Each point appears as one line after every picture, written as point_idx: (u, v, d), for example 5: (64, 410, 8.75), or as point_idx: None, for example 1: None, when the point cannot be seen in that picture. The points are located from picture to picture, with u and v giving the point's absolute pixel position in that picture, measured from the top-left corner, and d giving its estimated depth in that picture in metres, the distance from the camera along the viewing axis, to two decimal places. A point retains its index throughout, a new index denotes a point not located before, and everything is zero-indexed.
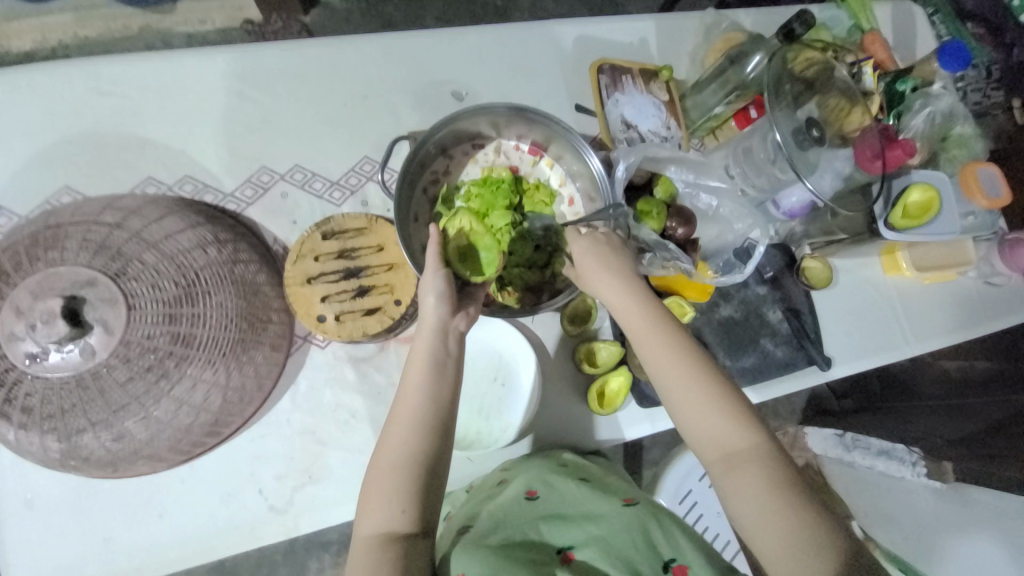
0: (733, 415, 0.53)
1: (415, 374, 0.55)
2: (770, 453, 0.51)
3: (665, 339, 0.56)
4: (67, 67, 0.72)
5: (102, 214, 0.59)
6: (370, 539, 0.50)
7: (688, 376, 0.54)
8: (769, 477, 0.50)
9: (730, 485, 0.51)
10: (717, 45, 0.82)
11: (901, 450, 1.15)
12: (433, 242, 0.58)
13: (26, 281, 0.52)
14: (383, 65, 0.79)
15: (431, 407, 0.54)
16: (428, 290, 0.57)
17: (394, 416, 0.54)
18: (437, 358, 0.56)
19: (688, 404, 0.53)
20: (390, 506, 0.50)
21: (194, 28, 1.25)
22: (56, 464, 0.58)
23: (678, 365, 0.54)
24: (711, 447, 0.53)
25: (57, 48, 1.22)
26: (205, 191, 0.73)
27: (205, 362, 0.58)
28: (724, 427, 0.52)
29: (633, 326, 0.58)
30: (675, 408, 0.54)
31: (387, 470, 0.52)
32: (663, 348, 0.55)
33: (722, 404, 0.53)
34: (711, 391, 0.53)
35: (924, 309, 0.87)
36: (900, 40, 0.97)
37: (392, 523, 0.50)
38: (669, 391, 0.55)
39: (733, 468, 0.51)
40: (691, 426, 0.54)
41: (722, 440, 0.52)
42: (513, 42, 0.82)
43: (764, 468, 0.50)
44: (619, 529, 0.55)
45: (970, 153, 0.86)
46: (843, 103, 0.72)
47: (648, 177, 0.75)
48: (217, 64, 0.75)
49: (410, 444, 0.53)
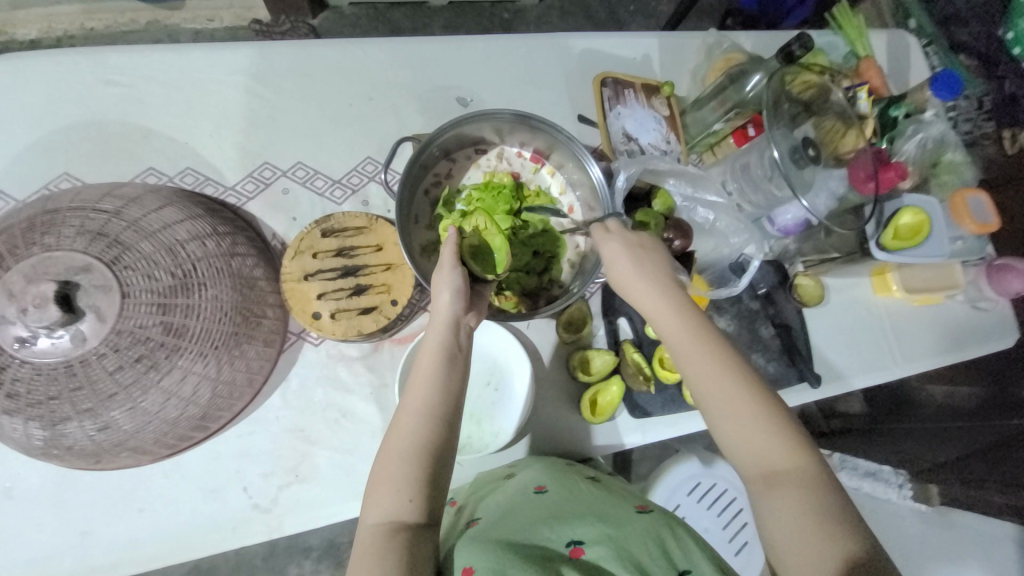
0: (775, 432, 0.52)
1: (426, 365, 0.55)
2: (816, 474, 0.50)
3: (705, 347, 0.55)
4: (74, 55, 0.73)
5: (102, 201, 0.58)
6: (377, 527, 0.49)
7: (730, 390, 0.53)
8: (811, 497, 0.49)
9: (768, 502, 0.50)
10: (717, 64, 0.84)
11: (887, 472, 1.20)
12: (451, 243, 0.58)
13: (20, 264, 0.51)
14: (390, 67, 0.80)
15: (439, 398, 0.54)
16: (443, 285, 0.57)
17: (403, 407, 0.54)
18: (448, 350, 0.56)
19: (728, 416, 0.53)
20: (397, 494, 0.50)
21: (202, 25, 1.26)
22: (37, 452, 0.57)
23: (719, 377, 0.54)
24: (749, 462, 0.52)
25: (63, 38, 1.22)
26: (205, 184, 0.73)
27: (196, 354, 0.57)
28: (767, 442, 0.52)
29: (672, 331, 0.57)
30: (714, 420, 0.54)
31: (395, 458, 0.51)
32: (705, 360, 0.55)
33: (765, 419, 0.52)
34: (751, 403, 0.53)
35: (913, 331, 0.89)
36: (894, 68, 1.00)
37: (399, 511, 0.49)
38: (707, 397, 0.54)
39: (772, 484, 0.50)
40: (729, 440, 0.53)
41: (762, 457, 0.51)
42: (519, 52, 0.83)
43: (806, 488, 0.49)
44: (638, 533, 0.56)
45: (960, 180, 0.88)
46: (838, 126, 0.74)
47: (647, 188, 0.76)
48: (225, 59, 0.76)
49: (421, 433, 0.52)
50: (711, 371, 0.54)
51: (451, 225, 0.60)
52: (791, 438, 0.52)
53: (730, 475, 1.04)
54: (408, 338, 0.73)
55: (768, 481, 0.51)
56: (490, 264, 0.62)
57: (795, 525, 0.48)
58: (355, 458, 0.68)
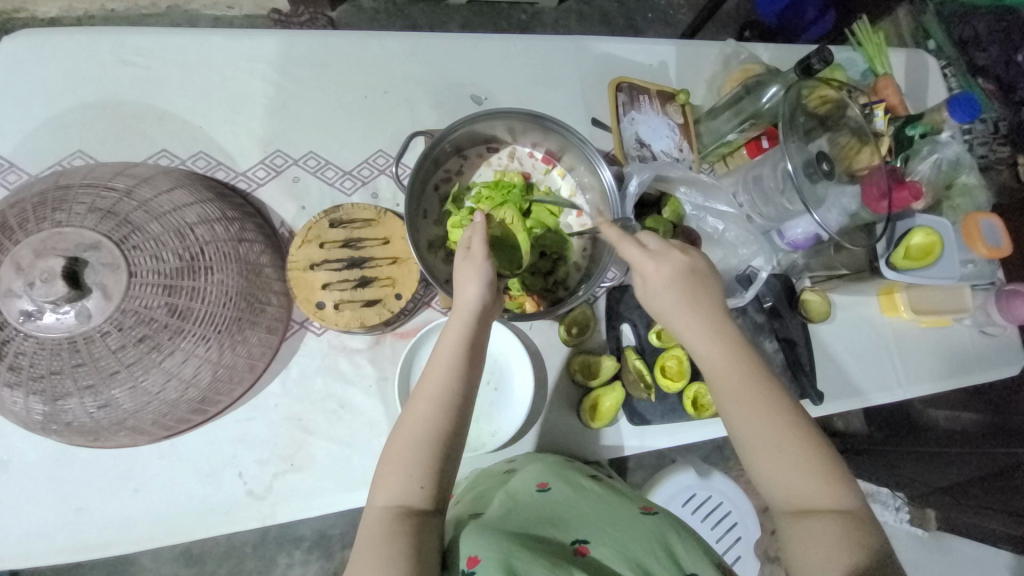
0: (810, 466, 0.52)
1: (446, 355, 0.55)
2: (844, 509, 0.51)
3: (747, 380, 0.53)
4: (94, 34, 0.73)
5: (113, 180, 0.59)
6: (388, 509, 0.50)
7: (770, 424, 0.52)
8: (843, 534, 0.49)
9: (799, 536, 0.50)
10: (734, 74, 0.84)
11: (885, 494, 1.22)
12: (479, 232, 0.58)
13: (30, 239, 0.52)
14: (406, 62, 0.80)
15: (452, 386, 0.54)
16: (468, 276, 0.56)
17: (417, 393, 0.54)
18: (470, 340, 0.55)
19: (766, 450, 0.52)
20: (408, 480, 0.51)
21: (222, 12, 1.28)
22: (36, 426, 0.57)
23: (758, 410, 0.53)
24: (782, 495, 0.52)
25: (84, 18, 1.23)
26: (217, 168, 0.73)
27: (198, 337, 0.57)
28: (801, 476, 0.51)
29: (713, 360, 0.55)
30: (747, 452, 0.53)
31: (407, 444, 0.52)
32: (745, 390, 0.53)
33: (801, 453, 0.52)
34: (789, 438, 0.52)
35: (919, 352, 0.88)
36: (912, 88, 0.99)
37: (410, 497, 0.51)
38: (745, 430, 0.53)
39: (804, 519, 0.50)
40: (763, 472, 0.52)
41: (796, 491, 0.51)
42: (536, 53, 0.83)
43: (839, 524, 0.49)
44: (641, 535, 0.56)
45: (974, 203, 0.88)
46: (853, 142, 0.73)
47: (658, 195, 0.77)
48: (242, 45, 0.76)
49: (434, 421, 0.53)
50: (750, 403, 0.53)
51: (479, 209, 0.60)
52: (827, 472, 0.52)
53: (726, 488, 1.03)
54: (410, 333, 0.73)
55: (800, 515, 0.51)
56: (507, 258, 0.65)
57: (826, 562, 0.48)
58: (351, 450, 0.68)
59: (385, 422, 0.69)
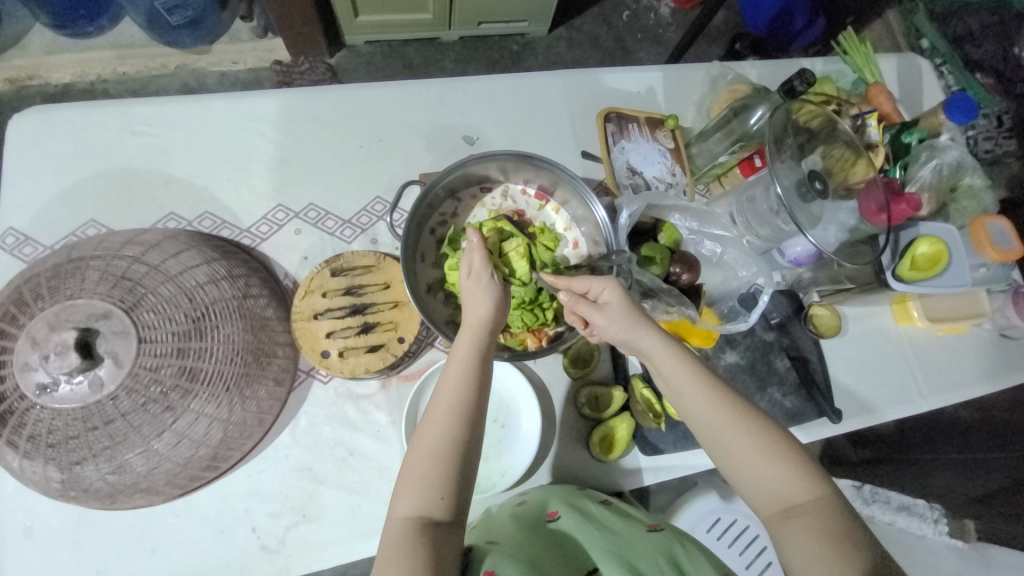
0: (786, 462, 0.54)
1: (455, 365, 0.57)
2: (822, 498, 0.52)
3: (704, 388, 0.57)
4: (103, 108, 0.77)
5: (123, 248, 0.61)
6: (410, 521, 0.51)
7: (739, 425, 0.55)
8: (826, 527, 0.50)
9: (784, 537, 0.51)
10: (722, 96, 0.85)
11: (923, 506, 1.08)
12: (477, 250, 0.61)
13: (45, 313, 0.54)
14: (399, 109, 0.82)
15: (466, 393, 0.56)
16: (477, 291, 0.60)
17: (434, 405, 0.56)
18: (483, 352, 0.58)
19: (738, 454, 0.55)
20: (428, 490, 0.52)
21: (227, 67, 1.34)
22: (55, 494, 0.58)
23: (725, 417, 0.56)
24: (766, 496, 0.54)
25: (96, 82, 1.31)
26: (222, 227, 0.76)
27: (208, 396, 0.59)
28: (779, 475, 0.53)
29: (670, 374, 0.59)
30: (722, 459, 0.56)
31: (427, 454, 0.53)
32: (709, 401, 0.57)
33: (773, 453, 0.54)
34: (756, 437, 0.55)
35: (941, 360, 0.85)
36: (907, 93, 0.98)
37: (431, 508, 0.51)
38: (716, 437, 0.56)
39: (790, 519, 0.52)
40: (742, 475, 0.55)
41: (775, 487, 0.53)
42: (524, 90, 0.85)
43: (822, 519, 0.51)
44: (652, 555, 0.56)
45: (981, 205, 0.85)
46: (847, 155, 0.73)
47: (653, 223, 0.77)
48: (241, 106, 0.79)
49: (450, 429, 0.54)
50: (714, 408, 0.56)
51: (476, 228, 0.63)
52: (801, 464, 0.54)
53: (750, 510, 0.99)
54: (415, 374, 0.74)
55: (784, 514, 0.52)
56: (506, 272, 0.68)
57: (815, 558, 0.49)
58: (362, 497, 0.68)
59: (395, 466, 0.69)
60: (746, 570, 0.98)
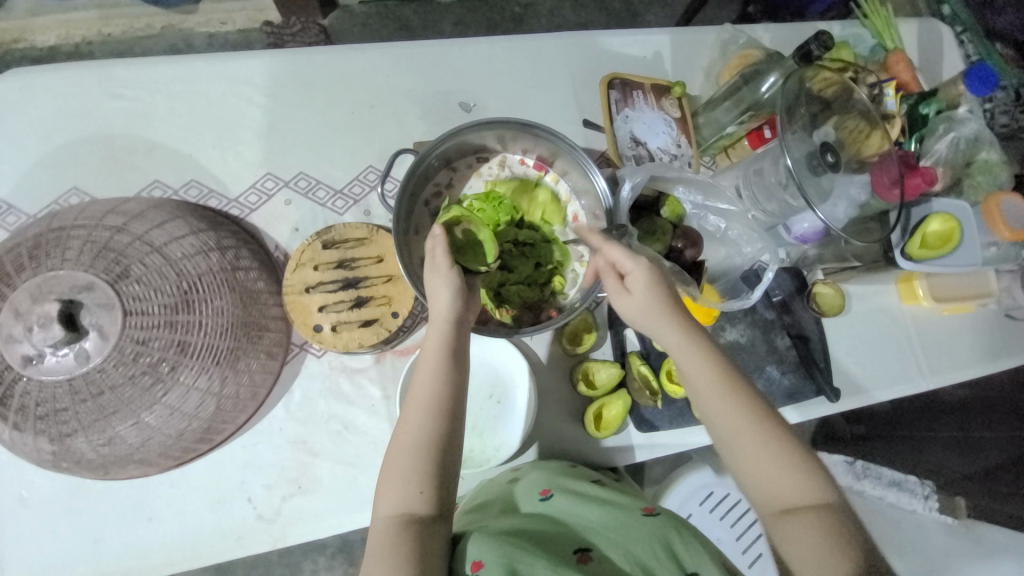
0: (791, 460, 0.53)
1: (426, 360, 0.57)
2: (824, 499, 0.52)
3: (721, 379, 0.56)
4: (81, 69, 0.73)
5: (106, 217, 0.59)
6: (392, 518, 0.51)
7: (748, 420, 0.54)
8: (825, 524, 0.50)
9: (785, 534, 0.51)
10: (732, 61, 0.80)
11: (914, 482, 1.10)
12: (438, 243, 0.58)
13: (27, 284, 0.53)
14: (391, 73, 0.78)
15: (439, 388, 0.55)
16: (440, 284, 0.58)
17: (409, 403, 0.55)
18: (451, 346, 0.57)
19: (747, 451, 0.54)
20: (406, 487, 0.51)
21: (215, 28, 1.28)
22: (49, 465, 0.58)
23: (737, 409, 0.55)
24: (768, 493, 0.53)
25: (81, 44, 1.25)
26: (210, 196, 0.73)
27: (197, 370, 0.58)
28: (783, 473, 0.53)
29: (688, 365, 0.57)
30: (728, 449, 0.55)
31: (404, 451, 0.53)
32: (722, 392, 0.55)
33: (779, 449, 0.53)
34: (765, 434, 0.54)
35: (943, 340, 0.84)
36: (926, 61, 0.93)
37: (411, 504, 0.51)
38: (725, 431, 0.55)
39: (791, 517, 0.51)
40: (746, 470, 0.54)
41: (780, 487, 0.52)
42: (524, 54, 0.81)
43: (823, 517, 0.50)
44: (642, 536, 0.56)
45: (996, 181, 0.82)
46: (862, 126, 0.70)
47: (656, 195, 0.73)
48: (225, 69, 0.75)
49: (424, 426, 0.54)
50: (726, 401, 0.55)
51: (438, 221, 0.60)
52: (804, 463, 0.53)
53: None
54: (410, 349, 0.73)
55: (786, 512, 0.52)
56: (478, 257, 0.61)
57: (813, 555, 0.49)
58: (357, 470, 0.68)
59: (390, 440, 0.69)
60: (736, 541, 1.00)
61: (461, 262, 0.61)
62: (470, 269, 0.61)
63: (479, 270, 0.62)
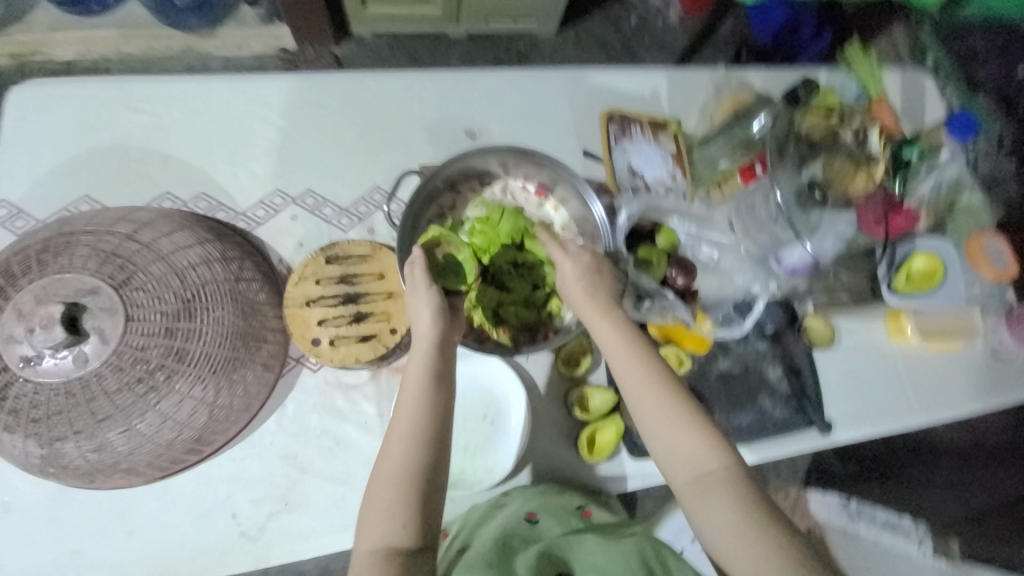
0: (704, 435, 0.55)
1: (410, 382, 0.57)
2: (734, 472, 0.53)
3: (641, 359, 0.58)
4: (102, 84, 0.76)
5: (116, 224, 0.60)
6: (374, 552, 0.50)
7: (664, 398, 0.56)
8: (737, 501, 0.51)
9: (701, 510, 0.52)
10: (725, 102, 0.85)
11: (908, 524, 1.02)
12: (418, 265, 0.61)
13: (33, 285, 0.54)
14: (401, 99, 0.82)
15: (422, 414, 0.55)
16: (422, 306, 0.60)
17: (391, 432, 0.55)
18: (436, 370, 0.57)
19: (663, 428, 0.55)
20: (389, 520, 0.51)
21: (232, 53, 1.33)
22: (34, 470, 0.57)
23: (654, 394, 0.56)
24: (684, 469, 0.54)
25: (99, 61, 1.30)
26: (218, 209, 0.75)
27: (194, 378, 0.58)
28: (697, 448, 0.54)
29: (612, 346, 0.59)
30: (646, 433, 0.56)
31: (385, 483, 0.53)
32: (641, 375, 0.57)
33: (692, 426, 0.55)
34: (681, 412, 0.55)
35: (933, 377, 0.85)
36: (909, 109, 0.99)
37: (393, 537, 0.50)
38: (644, 409, 0.56)
39: (705, 492, 0.52)
40: (663, 447, 0.55)
41: (694, 462, 0.54)
42: (528, 87, 0.85)
43: (732, 489, 0.52)
44: (620, 552, 0.54)
45: (977, 223, 0.86)
46: (847, 169, 0.74)
47: (652, 225, 0.77)
48: (241, 89, 0.78)
49: (406, 456, 0.53)
50: (646, 380, 0.57)
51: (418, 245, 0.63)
52: (715, 438, 0.55)
53: None
54: None
55: (700, 487, 0.53)
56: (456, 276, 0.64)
57: (728, 528, 0.50)
58: (346, 488, 0.67)
59: None
60: None
61: (443, 283, 0.63)
62: (450, 290, 0.64)
63: (460, 289, 0.64)
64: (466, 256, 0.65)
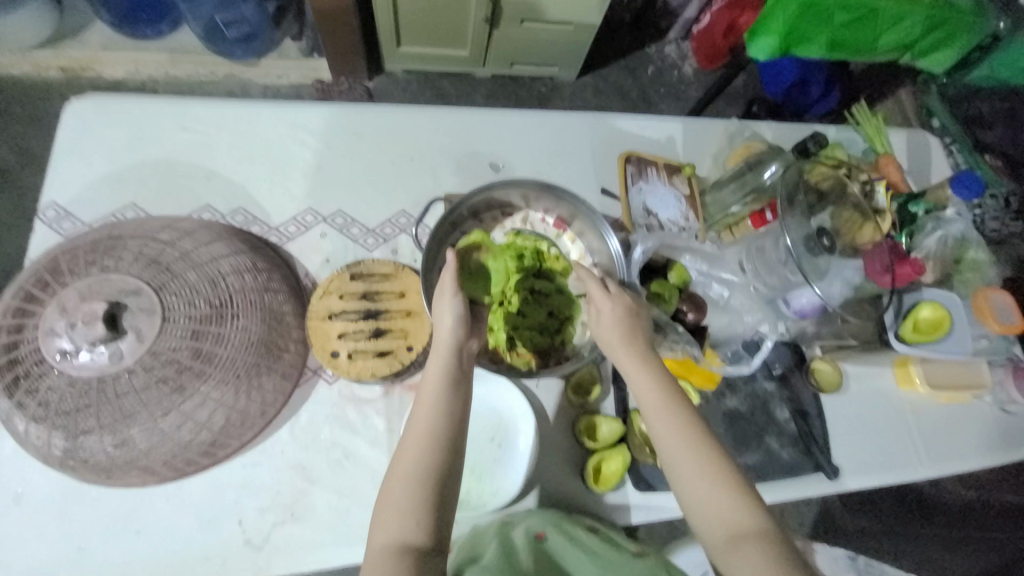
0: (733, 488, 0.55)
1: (428, 385, 0.58)
2: (764, 528, 0.53)
3: (672, 407, 0.59)
4: (158, 103, 0.83)
5: (161, 231, 0.65)
6: (386, 549, 0.51)
7: (695, 447, 0.56)
8: (772, 553, 0.51)
9: (732, 565, 0.52)
10: (737, 150, 0.90)
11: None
12: (450, 270, 0.63)
13: (78, 284, 0.58)
14: (431, 132, 0.87)
15: (438, 418, 0.56)
16: (446, 313, 0.62)
17: (408, 433, 0.57)
18: (452, 374, 0.59)
19: (694, 478, 0.56)
20: (403, 518, 0.52)
21: (271, 81, 1.42)
22: (53, 462, 0.59)
23: (685, 443, 0.57)
24: (715, 522, 0.54)
25: (147, 81, 1.39)
26: (253, 223, 0.79)
27: (219, 381, 0.61)
28: (727, 501, 0.54)
29: (644, 391, 0.60)
30: (678, 482, 0.56)
31: (400, 484, 0.53)
32: (672, 422, 0.58)
33: (722, 478, 0.55)
34: (712, 463, 0.56)
35: (943, 429, 0.85)
36: (915, 164, 1.02)
37: (407, 534, 0.51)
38: (676, 458, 0.57)
39: (737, 547, 0.52)
40: (694, 497, 0.55)
41: (724, 515, 0.54)
42: (551, 127, 0.90)
43: (764, 545, 0.52)
44: None
45: (984, 278, 0.88)
46: (856, 218, 0.77)
47: (664, 262, 0.80)
48: (285, 115, 0.84)
49: (422, 457, 0.54)
50: (677, 427, 0.57)
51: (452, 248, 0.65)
52: (745, 492, 0.55)
53: None
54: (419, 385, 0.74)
55: (732, 542, 0.53)
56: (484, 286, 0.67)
57: None
58: (352, 502, 0.68)
59: None
60: None
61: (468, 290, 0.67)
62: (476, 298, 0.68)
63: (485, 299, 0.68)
64: (500, 265, 0.68)
